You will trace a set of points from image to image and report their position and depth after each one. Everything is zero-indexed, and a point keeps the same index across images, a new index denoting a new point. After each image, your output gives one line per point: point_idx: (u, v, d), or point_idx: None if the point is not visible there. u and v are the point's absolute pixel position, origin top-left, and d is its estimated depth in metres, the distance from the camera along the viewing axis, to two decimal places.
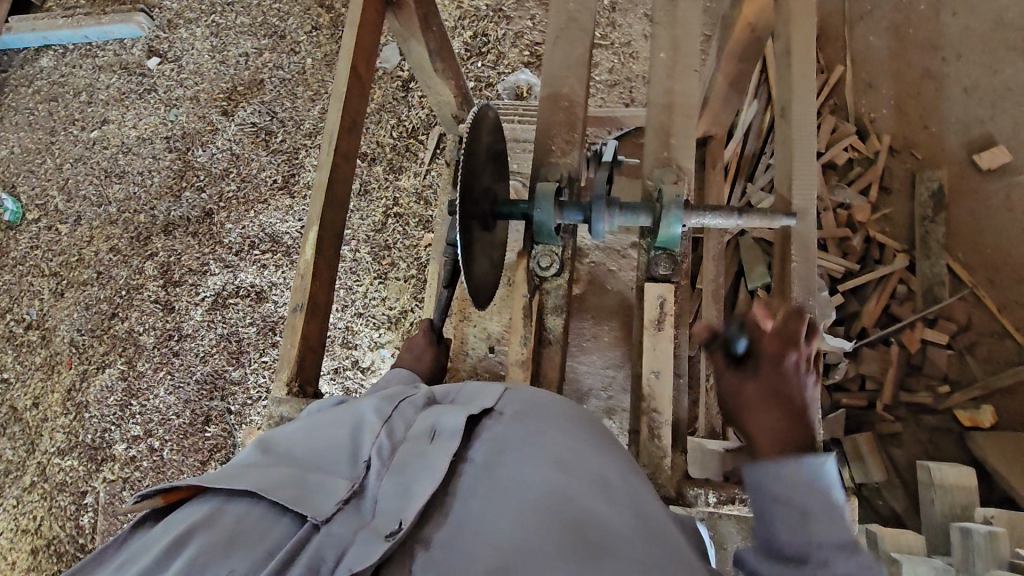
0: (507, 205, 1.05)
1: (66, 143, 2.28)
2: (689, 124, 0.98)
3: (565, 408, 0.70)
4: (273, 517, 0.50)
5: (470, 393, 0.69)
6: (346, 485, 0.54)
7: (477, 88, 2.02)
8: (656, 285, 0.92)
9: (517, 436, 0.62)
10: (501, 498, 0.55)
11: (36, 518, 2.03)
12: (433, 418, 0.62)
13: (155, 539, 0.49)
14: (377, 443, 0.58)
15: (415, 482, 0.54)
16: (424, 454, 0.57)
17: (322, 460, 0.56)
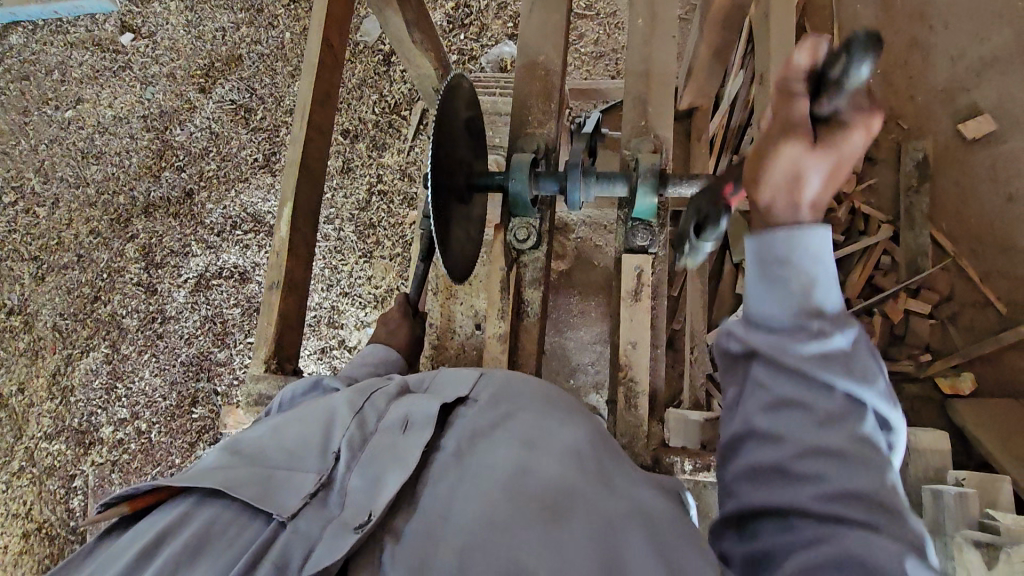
0: (484, 177, 0.95)
1: (40, 123, 2.20)
2: (667, 93, 0.93)
3: (541, 387, 0.72)
4: (243, 520, 0.52)
5: (445, 382, 0.72)
6: (314, 479, 0.56)
7: (460, 62, 1.97)
8: (633, 256, 0.85)
9: (489, 422, 0.65)
10: (470, 482, 0.58)
11: (27, 501, 1.98)
12: (404, 409, 0.65)
13: (128, 541, 0.51)
14: (347, 436, 0.60)
15: (385, 474, 0.58)
16: (394, 445, 0.60)
17: (290, 456, 0.58)
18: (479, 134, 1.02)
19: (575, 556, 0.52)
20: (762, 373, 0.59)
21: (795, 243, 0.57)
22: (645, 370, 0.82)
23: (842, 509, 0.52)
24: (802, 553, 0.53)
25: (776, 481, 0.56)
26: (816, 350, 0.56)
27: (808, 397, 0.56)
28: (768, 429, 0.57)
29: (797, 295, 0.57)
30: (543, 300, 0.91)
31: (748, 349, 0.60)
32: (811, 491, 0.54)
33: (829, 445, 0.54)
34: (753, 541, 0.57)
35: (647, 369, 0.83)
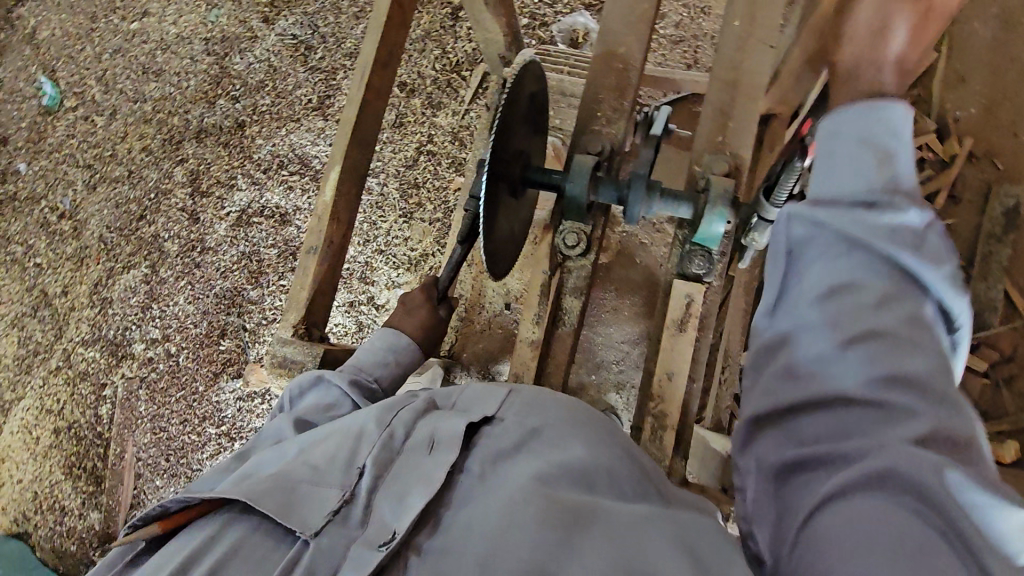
0: (541, 173, 0.87)
1: (106, 32, 2.20)
2: (753, 106, 0.85)
3: (567, 406, 0.74)
4: (278, 536, 0.60)
5: (471, 399, 0.76)
6: (338, 494, 0.62)
7: (530, 27, 1.87)
8: (685, 282, 0.81)
9: (511, 443, 0.68)
10: (497, 494, 0.63)
11: (60, 401, 2.09)
12: (431, 428, 0.70)
13: (182, 547, 0.60)
14: (373, 454, 0.65)
15: (409, 491, 0.63)
16: (419, 466, 0.65)
17: (316, 472, 0.64)
18: (541, 122, 0.97)
19: (592, 559, 0.56)
20: (824, 261, 0.64)
21: (876, 117, 0.67)
22: (677, 405, 0.79)
23: (887, 390, 0.56)
24: (844, 449, 0.55)
25: (824, 372, 0.60)
26: (885, 215, 0.63)
27: (866, 283, 0.61)
28: (821, 321, 0.61)
29: (872, 159, 0.66)
30: (581, 310, 0.88)
31: (812, 240, 0.66)
32: (856, 374, 0.57)
33: (881, 329, 0.58)
34: (795, 444, 0.60)
35: (680, 404, 0.79)
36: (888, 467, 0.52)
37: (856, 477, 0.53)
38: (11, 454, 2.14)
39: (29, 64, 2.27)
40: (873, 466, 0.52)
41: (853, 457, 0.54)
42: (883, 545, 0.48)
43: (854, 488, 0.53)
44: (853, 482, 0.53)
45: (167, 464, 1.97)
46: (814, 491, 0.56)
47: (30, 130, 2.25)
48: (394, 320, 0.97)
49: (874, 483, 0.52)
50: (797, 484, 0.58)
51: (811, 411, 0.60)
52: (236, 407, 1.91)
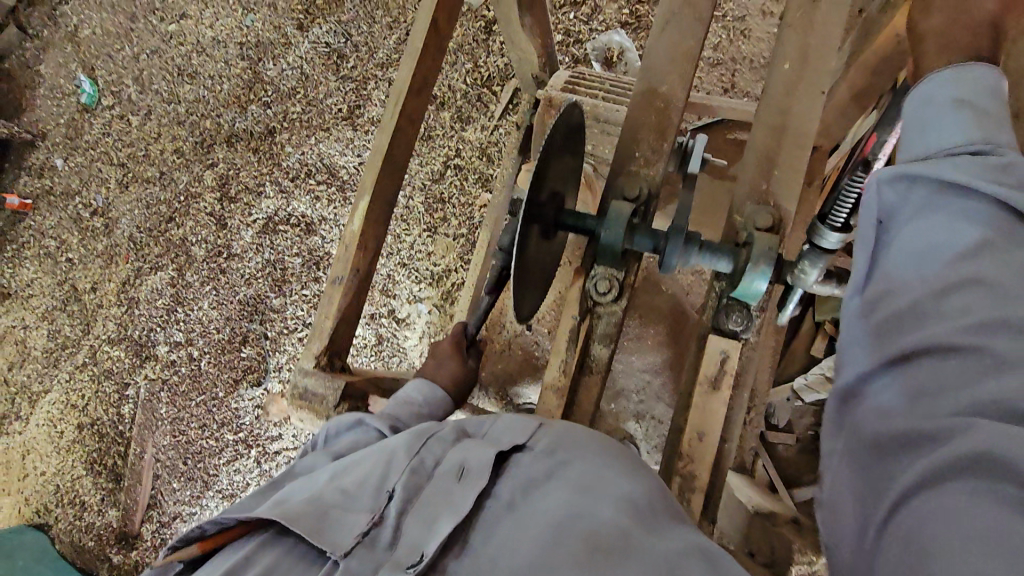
0: (574, 216, 0.85)
1: (145, 32, 2.23)
2: (800, 153, 0.81)
3: (602, 439, 0.65)
4: (305, 562, 0.57)
5: (503, 423, 0.67)
6: (366, 518, 0.57)
7: (564, 44, 1.85)
8: (721, 338, 0.77)
9: (543, 472, 0.59)
10: (525, 526, 0.54)
11: (85, 396, 2.15)
12: (460, 455, 0.62)
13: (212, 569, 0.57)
14: (403, 478, 0.60)
15: (436, 519, 0.57)
16: (447, 492, 0.59)
17: (348, 495, 0.59)
18: (574, 160, 0.95)
19: None
20: (914, 215, 0.52)
21: (963, 77, 0.58)
22: (707, 467, 0.76)
23: (987, 342, 0.42)
24: (928, 418, 0.42)
25: (909, 332, 0.47)
26: (993, 160, 0.51)
27: (967, 227, 0.48)
28: (908, 279, 0.49)
29: (970, 114, 0.55)
30: (609, 358, 0.85)
31: (903, 194, 0.53)
32: (949, 326, 0.45)
33: (984, 276, 0.45)
34: (869, 420, 0.47)
35: (709, 466, 0.76)
36: (986, 439, 0.38)
37: (943, 453, 0.40)
38: (35, 446, 2.20)
39: (69, 61, 2.31)
40: (965, 438, 0.39)
41: (940, 429, 0.41)
42: (984, 540, 0.35)
43: (943, 468, 0.39)
44: (939, 460, 0.40)
45: (185, 467, 2.00)
46: (892, 474, 0.43)
47: (67, 127, 2.30)
48: (425, 372, 0.93)
49: (966, 459, 0.38)
50: (870, 466, 0.45)
51: (888, 378, 0.47)
52: (254, 414, 1.93)
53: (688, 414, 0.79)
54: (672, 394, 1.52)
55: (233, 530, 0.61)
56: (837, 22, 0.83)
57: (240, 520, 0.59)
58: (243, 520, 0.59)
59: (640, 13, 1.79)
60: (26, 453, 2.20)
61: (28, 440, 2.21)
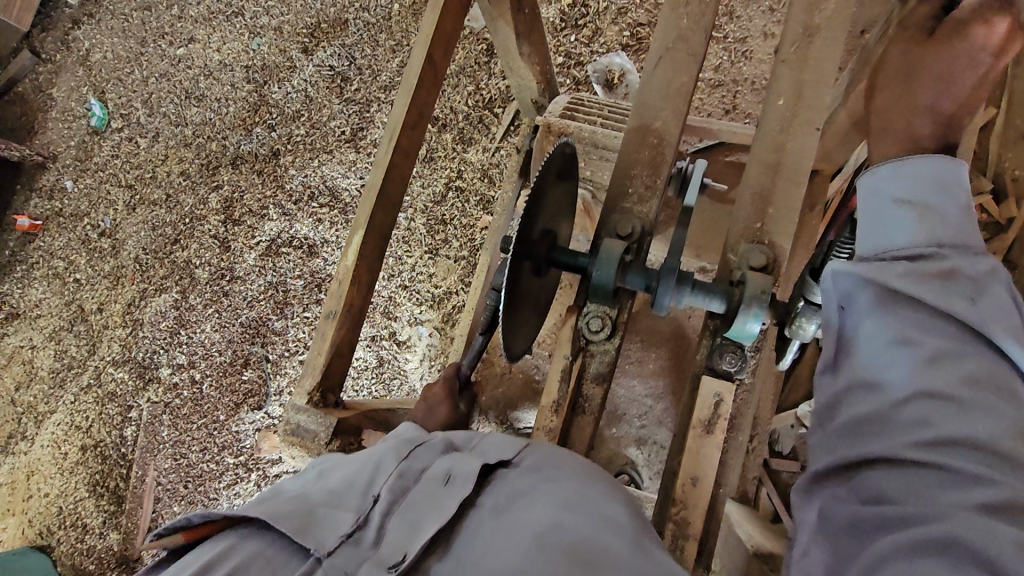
0: (567, 254, 0.84)
1: (154, 56, 2.26)
2: (795, 191, 0.80)
3: (586, 463, 0.63)
4: (286, 556, 0.50)
5: (492, 440, 0.65)
6: (351, 517, 0.53)
7: (564, 65, 1.84)
8: (715, 380, 0.76)
9: (529, 485, 0.58)
10: (506, 534, 0.52)
11: (90, 418, 2.18)
12: (448, 463, 0.60)
13: (178, 569, 0.49)
14: (391, 480, 0.57)
15: (422, 522, 0.53)
16: (433, 498, 0.56)
17: (332, 496, 0.55)
18: (566, 195, 0.94)
19: None
20: (870, 310, 0.53)
21: (905, 171, 0.60)
22: (702, 513, 0.74)
23: (944, 443, 0.44)
24: (893, 506, 0.44)
25: (870, 424, 0.49)
26: (932, 266, 0.53)
27: (919, 330, 0.50)
28: (867, 373, 0.51)
29: (911, 212, 0.57)
30: (603, 398, 0.84)
31: (856, 289, 0.55)
32: (909, 434, 0.46)
33: (936, 377, 0.47)
34: (836, 506, 0.49)
35: (704, 512, 0.74)
36: (953, 527, 0.41)
37: (908, 539, 0.42)
38: (40, 467, 2.22)
39: (81, 85, 2.35)
40: (937, 527, 0.41)
41: (903, 519, 0.43)
42: None
43: (907, 551, 0.41)
44: (907, 547, 0.42)
45: (186, 490, 2.00)
46: (861, 560, 0.44)
47: (77, 149, 2.33)
48: (415, 417, 0.92)
49: (937, 546, 0.41)
50: (839, 553, 0.47)
51: (854, 469, 0.49)
52: (255, 437, 1.94)
53: (682, 458, 0.77)
54: (674, 420, 1.50)
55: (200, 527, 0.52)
56: (832, 58, 0.82)
57: (216, 514, 0.51)
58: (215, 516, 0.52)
59: (641, 35, 1.79)
60: (30, 474, 2.22)
61: (33, 461, 2.23)
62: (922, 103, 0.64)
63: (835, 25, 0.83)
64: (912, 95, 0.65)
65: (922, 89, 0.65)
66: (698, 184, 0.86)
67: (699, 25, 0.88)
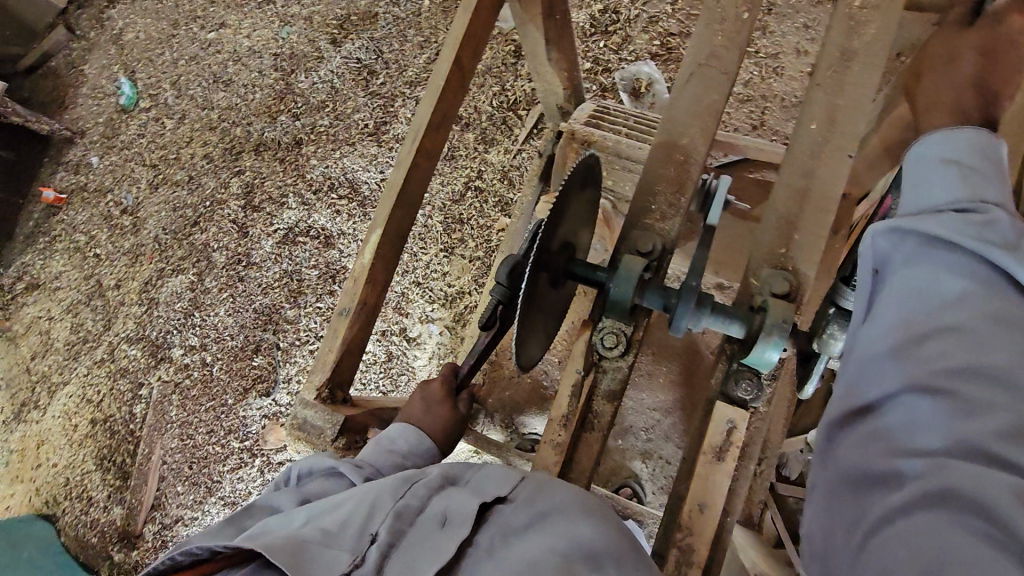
0: (586, 266, 0.83)
1: (185, 39, 2.29)
2: (822, 218, 0.78)
3: (586, 495, 0.61)
4: None
5: (488, 472, 0.64)
6: (346, 561, 0.52)
7: (592, 71, 1.82)
8: (729, 406, 0.75)
9: (526, 525, 0.57)
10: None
11: (101, 392, 2.21)
12: (444, 503, 0.59)
13: None
14: (388, 520, 0.56)
15: (417, 565, 0.52)
16: (430, 540, 0.55)
17: (326, 535, 0.54)
18: (588, 207, 0.93)
19: None
20: (904, 263, 0.54)
21: (950, 138, 0.62)
22: (707, 541, 0.73)
23: (965, 387, 0.46)
24: (905, 449, 0.46)
25: (892, 370, 0.50)
26: (973, 217, 0.54)
27: (951, 279, 0.51)
28: (895, 322, 0.52)
29: (956, 172, 0.59)
30: (612, 415, 0.83)
31: (893, 243, 0.56)
32: (930, 369, 0.47)
33: (963, 326, 0.48)
34: (848, 453, 0.50)
35: (710, 540, 0.73)
36: (960, 483, 0.42)
37: (915, 492, 0.43)
38: (50, 438, 2.25)
39: (112, 63, 2.38)
40: (939, 482, 0.43)
41: (911, 469, 0.45)
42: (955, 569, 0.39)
43: (913, 509, 0.43)
44: (914, 500, 0.43)
45: (191, 471, 2.03)
46: (865, 512, 0.46)
47: (105, 127, 2.36)
48: (412, 415, 0.88)
49: (938, 501, 0.42)
50: (844, 500, 0.49)
51: (871, 414, 0.50)
52: (261, 424, 1.95)
53: (690, 483, 0.76)
54: (681, 437, 1.48)
55: (211, 561, 0.53)
56: (868, 86, 0.81)
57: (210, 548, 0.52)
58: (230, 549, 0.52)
59: (671, 45, 1.78)
60: (40, 443, 2.26)
61: (43, 431, 2.27)
62: (972, 76, 0.68)
63: (874, 52, 0.81)
64: (960, 72, 0.70)
65: (968, 63, 0.70)
66: (723, 203, 0.85)
67: (733, 43, 0.87)
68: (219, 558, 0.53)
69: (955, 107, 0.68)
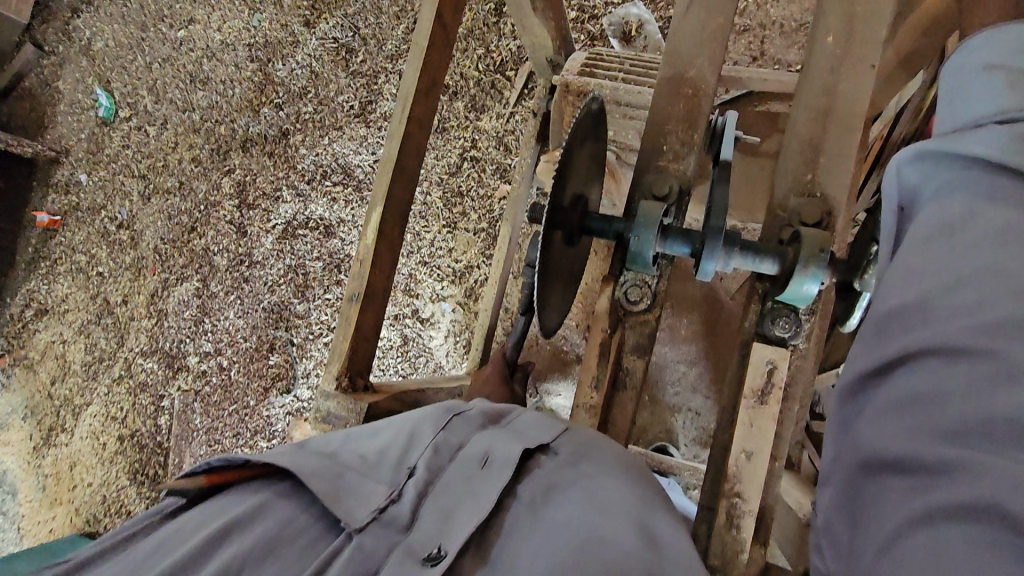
0: (601, 220, 0.79)
1: (155, 41, 2.20)
2: (850, 138, 0.73)
3: (624, 453, 0.59)
4: (320, 525, 0.53)
5: (529, 419, 0.62)
6: (384, 493, 0.53)
7: (579, 21, 1.74)
8: (767, 346, 0.70)
9: (570, 480, 0.54)
10: (540, 538, 0.49)
11: (124, 409, 2.23)
12: (485, 443, 0.57)
13: (212, 516, 0.53)
14: (426, 456, 0.56)
15: (455, 513, 0.52)
16: (469, 482, 0.54)
17: (366, 463, 0.56)
18: (595, 158, 0.88)
19: None
20: (937, 196, 0.46)
21: (999, 33, 0.49)
22: (756, 486, 0.70)
23: (999, 346, 0.37)
24: (925, 426, 0.38)
25: (916, 327, 0.41)
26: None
27: (989, 211, 0.41)
28: (921, 267, 0.43)
29: (1003, 77, 0.47)
30: (645, 370, 0.80)
31: (926, 174, 0.48)
32: (958, 324, 0.39)
33: (999, 266, 0.39)
34: (868, 433, 0.43)
35: (760, 486, 0.70)
36: (991, 478, 0.34)
37: (938, 492, 0.36)
38: (82, 458, 2.29)
39: (86, 76, 2.32)
40: (966, 477, 0.35)
41: (934, 458, 0.37)
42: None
43: (934, 515, 0.35)
44: (934, 503, 0.36)
45: None
46: (888, 510, 0.39)
47: (88, 142, 2.31)
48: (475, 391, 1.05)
49: (968, 509, 0.34)
50: (864, 492, 0.42)
51: (891, 381, 0.42)
52: (285, 421, 1.94)
53: (733, 431, 0.72)
54: (709, 387, 1.45)
55: (240, 471, 0.57)
56: None
57: (244, 460, 0.56)
58: (269, 462, 0.56)
59: None
60: (73, 465, 2.30)
61: (75, 452, 2.30)
62: None
63: None
64: None
65: None
66: (733, 139, 0.81)
67: None
68: (253, 468, 0.57)
69: None
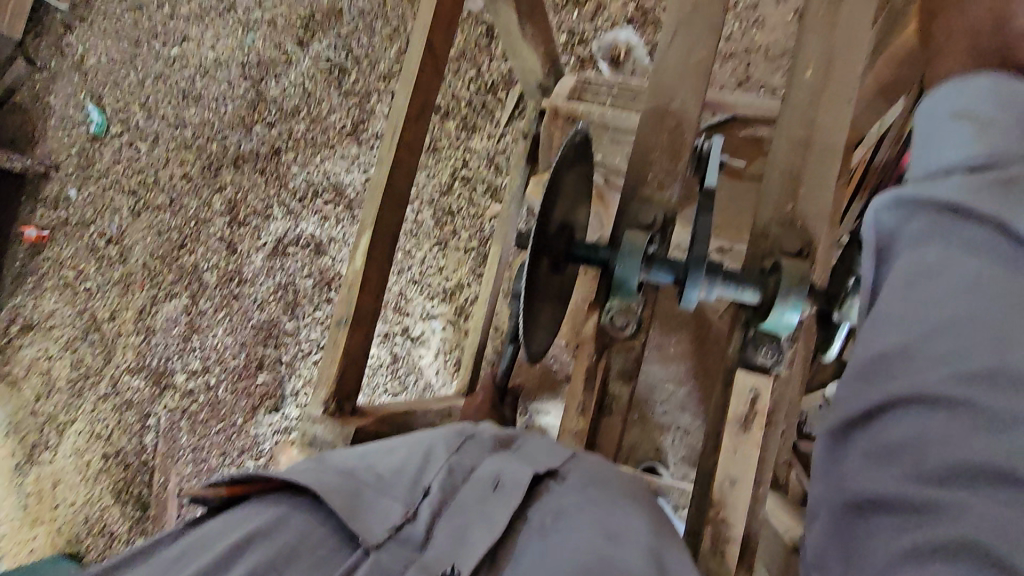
0: (586, 246, 0.79)
1: (148, 58, 2.21)
2: (829, 170, 0.75)
3: (625, 479, 0.62)
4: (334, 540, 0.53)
5: (538, 445, 0.64)
6: (400, 511, 0.54)
7: (568, 44, 1.77)
8: (749, 374, 0.72)
9: (579, 506, 0.55)
10: (551, 561, 0.50)
11: (109, 426, 2.20)
12: (496, 466, 0.59)
13: (230, 526, 0.54)
14: (441, 474, 0.57)
15: (467, 533, 0.53)
16: (482, 504, 0.55)
17: (380, 480, 0.56)
18: (581, 184, 0.90)
19: None
20: (913, 241, 0.47)
21: (965, 83, 0.52)
22: (740, 512, 0.71)
23: (978, 395, 0.40)
24: (911, 469, 0.41)
25: (898, 372, 0.44)
26: (992, 176, 0.46)
27: (962, 258, 0.44)
28: (900, 313, 0.45)
29: (970, 126, 0.50)
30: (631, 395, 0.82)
31: (902, 218, 0.49)
32: (939, 372, 0.42)
33: (974, 314, 0.42)
34: (854, 472, 0.45)
35: (744, 511, 0.71)
36: (975, 525, 0.37)
37: (925, 535, 0.39)
38: (64, 476, 2.25)
39: (77, 91, 2.32)
40: (953, 523, 0.38)
41: (921, 501, 0.40)
42: None
43: (924, 555, 0.38)
44: (923, 544, 0.38)
45: None
46: (877, 549, 0.42)
47: (78, 157, 2.31)
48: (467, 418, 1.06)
49: (952, 552, 0.37)
50: (850, 529, 0.44)
51: (877, 422, 0.45)
52: (273, 439, 1.93)
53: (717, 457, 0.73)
54: (698, 406, 1.46)
55: (258, 482, 0.57)
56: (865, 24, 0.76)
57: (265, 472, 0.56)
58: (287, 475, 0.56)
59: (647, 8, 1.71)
60: (56, 483, 2.26)
61: (58, 470, 2.26)
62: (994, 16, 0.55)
63: None
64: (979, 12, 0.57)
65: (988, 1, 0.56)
66: (717, 167, 0.82)
67: None
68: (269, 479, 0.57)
69: (971, 53, 0.57)
